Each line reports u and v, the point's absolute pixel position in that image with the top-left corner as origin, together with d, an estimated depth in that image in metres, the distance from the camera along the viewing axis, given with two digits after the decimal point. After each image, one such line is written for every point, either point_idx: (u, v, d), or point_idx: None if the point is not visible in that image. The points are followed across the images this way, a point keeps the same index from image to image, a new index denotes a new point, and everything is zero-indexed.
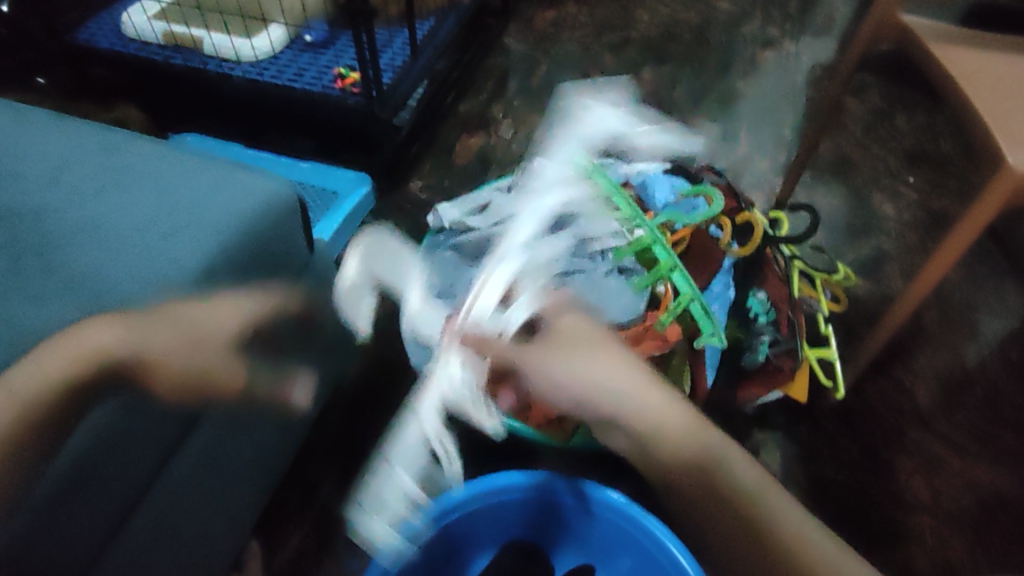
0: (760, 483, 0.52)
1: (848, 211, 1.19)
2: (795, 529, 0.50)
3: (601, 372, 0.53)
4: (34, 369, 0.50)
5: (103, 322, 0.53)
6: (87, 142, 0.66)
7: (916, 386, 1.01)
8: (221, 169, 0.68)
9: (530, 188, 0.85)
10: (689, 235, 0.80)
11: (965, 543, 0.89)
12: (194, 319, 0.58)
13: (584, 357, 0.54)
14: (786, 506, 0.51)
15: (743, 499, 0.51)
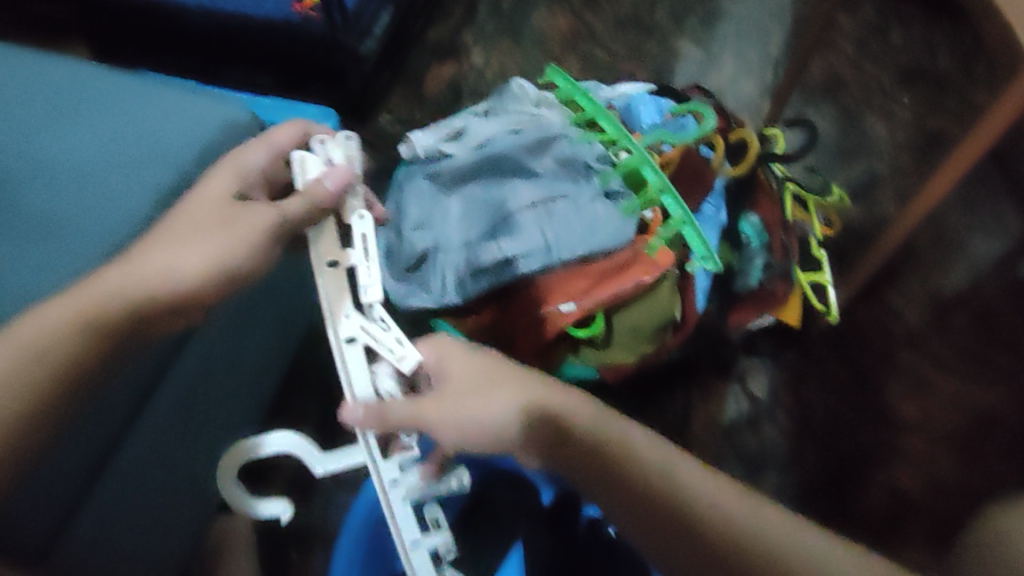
0: (689, 470, 0.47)
1: (839, 134, 1.14)
2: (746, 520, 0.44)
3: (472, 402, 0.51)
4: (53, 317, 0.48)
5: (120, 272, 0.51)
6: (54, 71, 0.67)
7: (907, 308, 0.99)
8: (182, 98, 0.67)
9: (515, 117, 0.80)
10: (680, 155, 0.74)
11: (954, 462, 0.90)
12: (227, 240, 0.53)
13: (454, 395, 0.52)
14: (731, 494, 0.46)
15: (679, 501, 0.45)
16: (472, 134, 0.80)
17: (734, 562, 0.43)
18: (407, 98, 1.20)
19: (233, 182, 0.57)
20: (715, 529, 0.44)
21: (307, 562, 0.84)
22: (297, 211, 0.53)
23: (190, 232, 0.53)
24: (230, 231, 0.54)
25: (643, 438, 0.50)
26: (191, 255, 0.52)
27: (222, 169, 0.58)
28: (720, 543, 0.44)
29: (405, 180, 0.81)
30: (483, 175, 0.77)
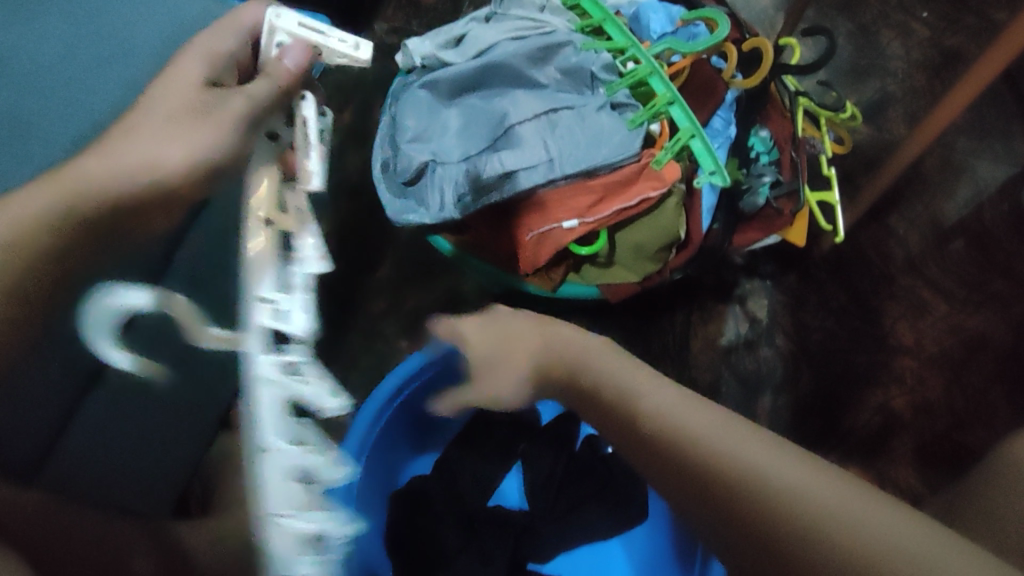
0: (701, 424, 0.45)
1: (854, 51, 1.09)
2: (750, 470, 0.40)
3: (512, 373, 0.66)
4: (29, 199, 0.51)
5: (91, 156, 0.54)
6: None
7: (910, 233, 0.97)
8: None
9: (516, 21, 0.76)
10: (689, 66, 0.73)
11: (944, 382, 0.87)
12: (198, 127, 0.56)
13: (500, 367, 0.67)
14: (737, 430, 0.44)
15: (681, 451, 0.43)
16: (469, 41, 0.76)
17: (700, 493, 0.41)
18: (403, 6, 1.13)
19: (202, 69, 0.58)
20: (725, 489, 0.40)
21: None
22: (261, 91, 0.56)
23: (167, 119, 0.56)
24: (199, 130, 0.56)
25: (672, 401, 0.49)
26: (169, 143, 0.55)
27: (191, 54, 0.59)
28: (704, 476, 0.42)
29: (399, 90, 0.77)
30: (483, 85, 0.74)
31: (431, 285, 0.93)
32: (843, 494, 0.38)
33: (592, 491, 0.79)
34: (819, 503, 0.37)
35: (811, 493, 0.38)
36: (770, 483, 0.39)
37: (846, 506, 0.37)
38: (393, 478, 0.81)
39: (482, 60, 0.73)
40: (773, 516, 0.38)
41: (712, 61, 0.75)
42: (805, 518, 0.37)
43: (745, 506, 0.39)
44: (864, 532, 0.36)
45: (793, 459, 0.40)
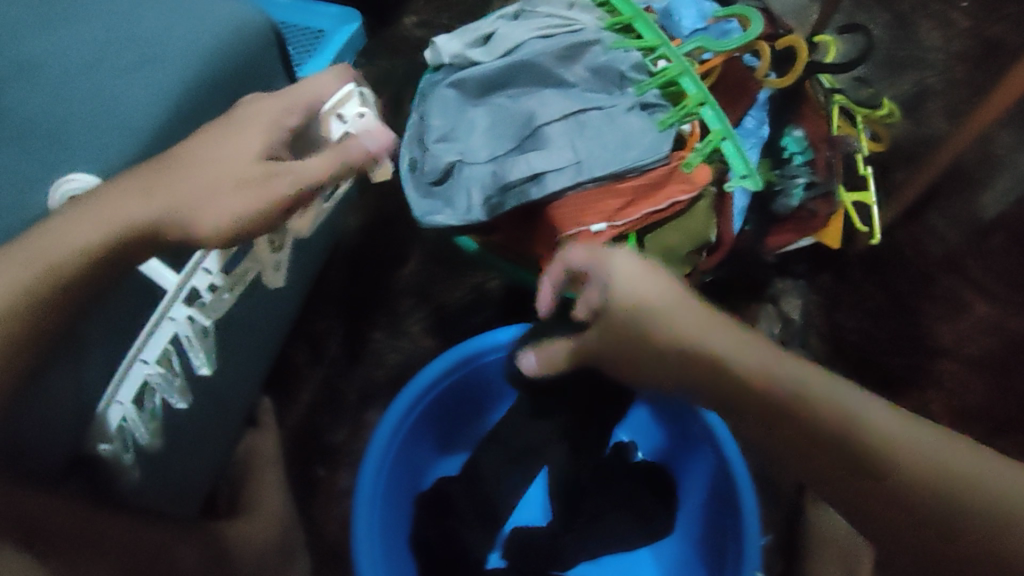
0: (832, 388, 0.48)
1: (890, 40, 1.05)
2: (860, 412, 0.47)
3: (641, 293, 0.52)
4: (59, 233, 0.43)
5: (126, 187, 0.46)
6: None
7: (949, 231, 0.93)
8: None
9: (544, 18, 0.75)
10: (722, 64, 0.71)
11: (986, 386, 0.87)
12: (235, 202, 0.50)
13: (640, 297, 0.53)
14: (883, 411, 0.47)
15: (834, 428, 0.46)
16: (496, 38, 0.75)
17: (831, 447, 0.46)
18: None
19: (262, 138, 0.52)
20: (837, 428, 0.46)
21: (333, 473, 0.86)
22: (324, 170, 0.53)
23: (214, 177, 0.49)
24: (246, 197, 0.51)
25: (775, 358, 0.49)
26: (216, 205, 0.49)
27: (271, 106, 0.53)
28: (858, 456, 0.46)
29: (425, 88, 0.77)
30: (511, 85, 0.73)
31: (456, 284, 0.93)
32: (1000, 470, 0.46)
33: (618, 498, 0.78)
34: (971, 491, 0.44)
35: (994, 483, 0.45)
36: (890, 446, 0.46)
37: (989, 474, 0.45)
38: (417, 480, 0.81)
39: (511, 59, 0.72)
40: (965, 497, 0.44)
41: (745, 58, 0.73)
42: (980, 494, 0.44)
43: (941, 512, 0.44)
44: (945, 471, 0.45)
45: (939, 445, 0.46)
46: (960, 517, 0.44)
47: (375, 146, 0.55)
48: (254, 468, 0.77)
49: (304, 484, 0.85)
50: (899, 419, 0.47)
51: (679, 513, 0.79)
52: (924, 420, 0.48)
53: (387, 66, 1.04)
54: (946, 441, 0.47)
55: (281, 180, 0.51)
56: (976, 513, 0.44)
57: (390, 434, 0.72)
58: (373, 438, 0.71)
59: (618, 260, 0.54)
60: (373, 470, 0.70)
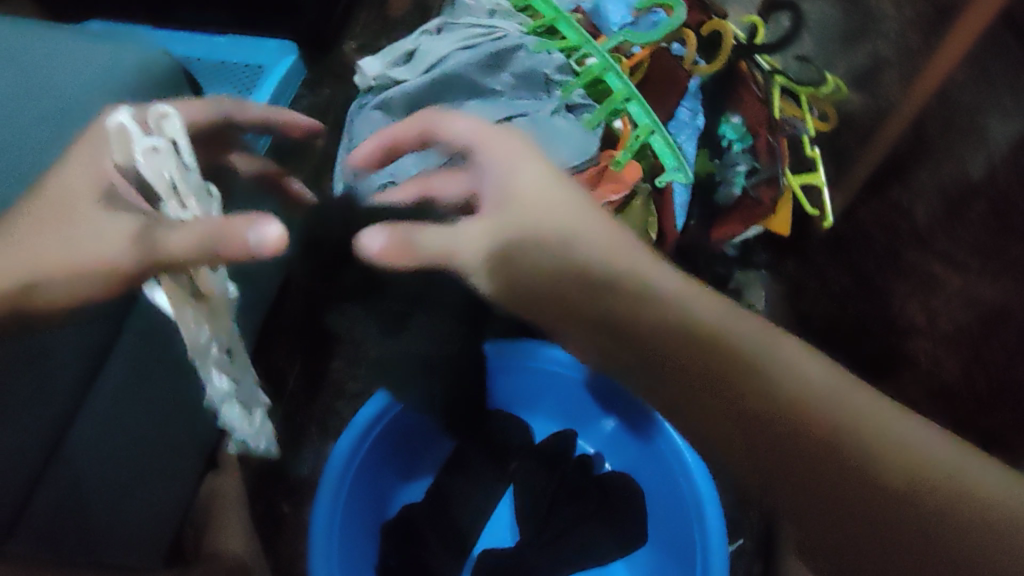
0: (803, 365, 0.55)
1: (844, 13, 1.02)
2: (832, 394, 0.53)
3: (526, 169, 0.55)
4: None
5: None
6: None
7: (914, 205, 0.89)
8: (86, 48, 0.61)
9: (466, 28, 0.74)
10: (649, 56, 0.71)
11: (963, 362, 0.82)
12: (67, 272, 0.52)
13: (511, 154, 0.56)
14: (870, 401, 0.53)
15: (815, 417, 0.52)
16: (419, 54, 0.74)
17: (821, 451, 0.51)
18: (371, 21, 1.08)
19: (91, 195, 0.53)
20: (821, 425, 0.51)
21: (298, 510, 0.83)
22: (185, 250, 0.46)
23: (63, 231, 0.52)
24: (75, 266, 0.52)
25: (733, 318, 0.57)
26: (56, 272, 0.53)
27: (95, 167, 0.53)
28: (843, 449, 0.50)
29: (354, 112, 0.76)
30: (437, 98, 0.72)
31: None
32: (958, 458, 0.51)
33: (587, 511, 0.76)
34: (922, 468, 0.49)
35: (952, 465, 0.50)
36: (863, 429, 0.51)
37: (955, 460, 0.51)
38: (382, 509, 0.78)
39: (434, 73, 0.71)
40: (932, 493, 0.49)
41: (673, 48, 0.73)
42: (967, 498, 0.49)
43: (916, 496, 0.49)
44: (918, 465, 0.49)
45: (911, 431, 0.51)
46: (942, 520, 0.48)
47: (262, 251, 0.47)
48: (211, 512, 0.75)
49: (268, 521, 0.82)
50: (888, 414, 0.52)
51: (653, 523, 0.76)
52: (900, 412, 0.53)
53: (331, 93, 1.03)
54: (914, 427, 0.52)
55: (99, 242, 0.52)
56: (950, 528, 0.48)
57: (343, 461, 0.70)
58: (326, 467, 0.70)
59: (527, 165, 0.55)
60: (326, 501, 0.68)
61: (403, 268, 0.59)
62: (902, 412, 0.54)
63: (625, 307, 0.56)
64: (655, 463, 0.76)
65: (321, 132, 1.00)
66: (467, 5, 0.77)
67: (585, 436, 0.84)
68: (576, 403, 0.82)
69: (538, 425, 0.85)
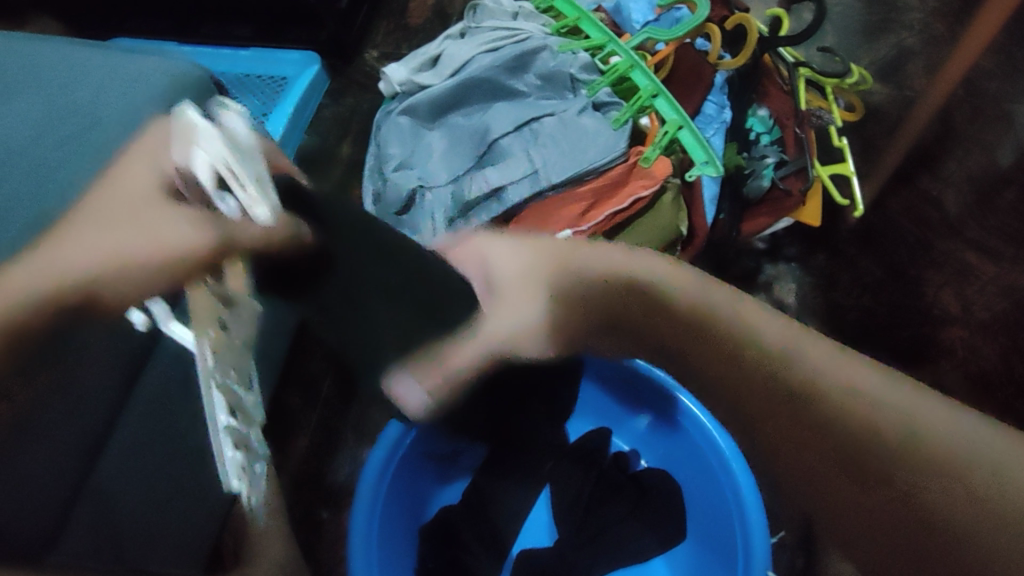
0: (829, 356, 0.47)
1: (862, 7, 1.02)
2: (869, 387, 0.45)
3: (507, 260, 0.63)
4: None
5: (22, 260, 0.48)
6: (18, 43, 0.59)
7: (945, 193, 0.90)
8: (106, 54, 0.59)
9: (489, 31, 0.75)
10: (674, 51, 0.72)
11: (1001, 349, 0.82)
12: (112, 259, 0.49)
13: (522, 258, 0.63)
14: (885, 384, 0.45)
15: (833, 404, 0.46)
16: (444, 58, 0.75)
17: (835, 427, 0.46)
18: (391, 31, 1.09)
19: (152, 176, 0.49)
20: (851, 414, 0.45)
21: (337, 516, 0.80)
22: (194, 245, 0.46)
23: (122, 222, 0.50)
24: (125, 247, 0.49)
25: (745, 311, 0.51)
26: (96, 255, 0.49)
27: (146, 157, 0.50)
28: (832, 418, 0.45)
29: (381, 117, 0.76)
30: (462, 102, 0.73)
31: None
32: (986, 439, 0.42)
33: (626, 508, 0.76)
34: (971, 467, 0.41)
35: (975, 453, 0.41)
36: (900, 415, 0.43)
37: (970, 442, 0.42)
38: (419, 511, 0.78)
39: (460, 77, 0.72)
40: (940, 477, 0.41)
41: (698, 42, 0.75)
42: (959, 472, 0.41)
43: (911, 473, 0.43)
44: (953, 451, 0.41)
45: (955, 420, 0.43)
46: (920, 493, 0.42)
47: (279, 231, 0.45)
48: None
49: (306, 530, 0.79)
50: (884, 388, 0.45)
51: (693, 516, 0.76)
52: (907, 383, 0.46)
53: (354, 102, 1.04)
54: (951, 420, 0.43)
55: (145, 229, 0.49)
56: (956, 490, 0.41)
57: (382, 461, 0.71)
58: (366, 467, 0.70)
59: (497, 246, 0.65)
60: (364, 503, 0.69)
61: (439, 392, 0.65)
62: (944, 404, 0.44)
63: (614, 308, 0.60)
64: (695, 459, 0.76)
65: (346, 140, 1.01)
66: (489, 8, 0.77)
67: (620, 433, 0.84)
68: (610, 396, 0.83)
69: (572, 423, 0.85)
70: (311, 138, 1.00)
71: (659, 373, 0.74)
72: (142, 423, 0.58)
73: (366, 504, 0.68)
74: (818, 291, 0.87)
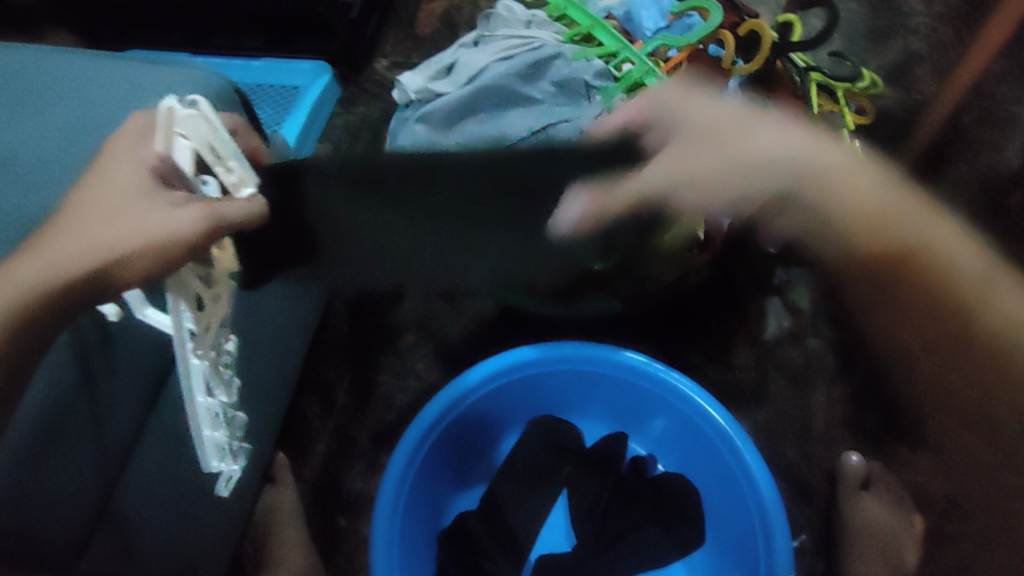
0: (898, 211, 0.59)
1: (869, 11, 1.03)
2: (946, 251, 0.56)
3: (706, 118, 0.63)
4: None
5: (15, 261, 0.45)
6: (41, 54, 0.60)
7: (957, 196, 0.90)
8: (130, 64, 0.59)
9: (503, 38, 0.76)
10: (686, 59, 0.71)
11: None
12: (99, 246, 0.46)
13: (732, 125, 0.62)
14: (964, 253, 0.57)
15: (927, 267, 0.56)
16: (458, 66, 0.77)
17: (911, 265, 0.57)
18: (400, 40, 1.09)
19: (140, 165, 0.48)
20: (926, 260, 0.56)
21: (355, 523, 0.80)
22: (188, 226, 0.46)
23: (107, 209, 0.47)
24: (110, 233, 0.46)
25: (850, 169, 0.62)
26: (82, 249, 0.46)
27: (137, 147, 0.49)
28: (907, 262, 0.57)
29: (397, 124, 0.78)
30: (478, 110, 0.74)
31: (457, 316, 0.89)
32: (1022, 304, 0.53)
33: (642, 513, 0.76)
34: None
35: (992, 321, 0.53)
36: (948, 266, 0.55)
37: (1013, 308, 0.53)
38: (436, 519, 0.78)
39: (476, 84, 0.73)
40: (953, 322, 0.56)
41: (709, 50, 0.74)
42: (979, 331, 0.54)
43: (948, 318, 0.56)
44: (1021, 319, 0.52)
45: None
46: (997, 340, 0.53)
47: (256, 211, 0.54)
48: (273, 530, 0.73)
49: (324, 538, 0.79)
50: (958, 250, 0.57)
51: (710, 520, 0.77)
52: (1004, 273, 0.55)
53: (365, 111, 1.04)
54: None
55: (132, 215, 0.46)
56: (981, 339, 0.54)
57: (405, 463, 0.70)
58: (387, 471, 0.69)
59: (692, 103, 0.64)
60: (387, 508, 0.68)
61: (600, 227, 0.66)
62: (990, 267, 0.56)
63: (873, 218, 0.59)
64: (716, 466, 0.75)
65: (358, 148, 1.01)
66: (502, 17, 0.79)
67: (636, 438, 0.84)
68: (624, 404, 0.82)
69: (587, 428, 0.85)
70: (323, 146, 1.00)
71: (676, 378, 0.74)
72: (164, 432, 0.58)
73: (388, 518, 0.67)
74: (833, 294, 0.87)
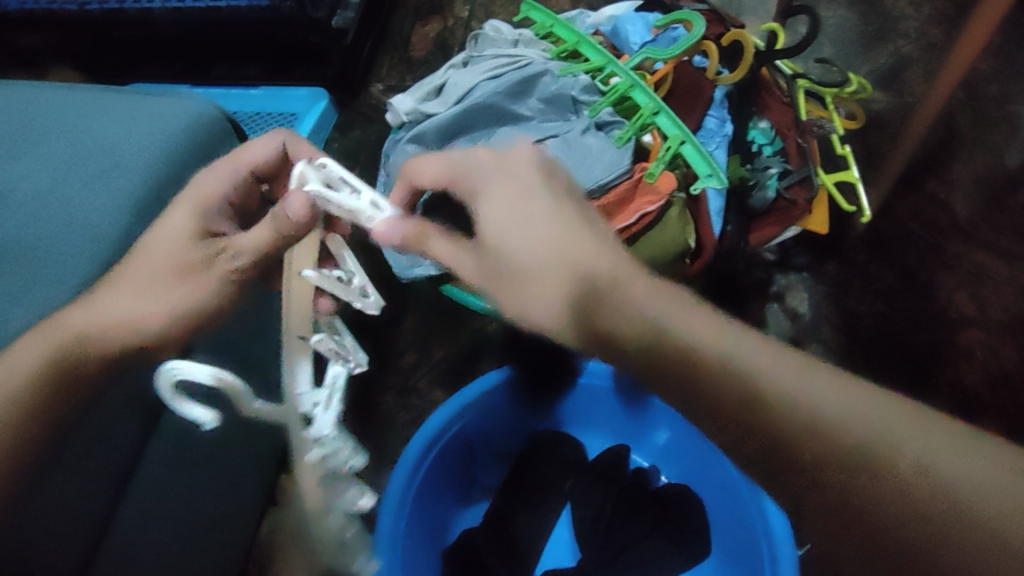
0: (742, 349, 0.44)
1: (859, 17, 1.03)
2: (832, 408, 0.41)
3: (494, 217, 0.50)
4: (15, 359, 0.47)
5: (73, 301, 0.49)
6: (33, 94, 0.61)
7: (952, 197, 0.90)
8: (124, 98, 0.61)
9: (491, 57, 0.77)
10: (672, 70, 0.74)
11: (1019, 350, 0.82)
12: (165, 292, 0.50)
13: (499, 250, 0.50)
14: (857, 402, 0.41)
15: (791, 434, 0.41)
16: (448, 85, 0.78)
17: (779, 445, 0.41)
18: (395, 63, 1.11)
19: (190, 216, 0.52)
20: (809, 434, 0.41)
21: (358, 543, 0.80)
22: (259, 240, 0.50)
23: (158, 267, 0.50)
24: (179, 278, 0.51)
25: (687, 311, 0.47)
26: (143, 300, 0.50)
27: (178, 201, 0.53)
28: (801, 444, 0.40)
29: (389, 146, 0.78)
30: (468, 128, 0.74)
31: (456, 333, 0.89)
32: (940, 451, 0.39)
33: (646, 524, 0.76)
34: (948, 499, 0.37)
35: (998, 496, 0.37)
36: (823, 434, 0.40)
37: (950, 460, 0.39)
38: (441, 536, 0.78)
39: (464, 104, 0.74)
40: (942, 508, 0.37)
41: (695, 60, 0.76)
42: (966, 512, 0.37)
43: (887, 505, 0.38)
44: (958, 490, 0.38)
45: (909, 428, 0.40)
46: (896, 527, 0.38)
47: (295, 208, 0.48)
48: (277, 555, 0.72)
49: None
50: (842, 399, 0.41)
51: (716, 529, 0.76)
52: (914, 407, 0.41)
53: (361, 134, 1.05)
54: (929, 435, 0.40)
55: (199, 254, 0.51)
56: (978, 535, 0.36)
57: (409, 473, 0.70)
58: (389, 482, 0.69)
59: (486, 179, 0.51)
60: (389, 518, 0.68)
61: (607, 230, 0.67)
62: (907, 411, 0.41)
63: (681, 363, 0.45)
64: (716, 477, 0.75)
65: (355, 171, 1.02)
66: (490, 37, 0.80)
67: (638, 450, 0.84)
68: (624, 415, 0.81)
69: (589, 441, 0.85)
70: None
71: None
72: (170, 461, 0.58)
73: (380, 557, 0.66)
74: (831, 298, 0.86)
